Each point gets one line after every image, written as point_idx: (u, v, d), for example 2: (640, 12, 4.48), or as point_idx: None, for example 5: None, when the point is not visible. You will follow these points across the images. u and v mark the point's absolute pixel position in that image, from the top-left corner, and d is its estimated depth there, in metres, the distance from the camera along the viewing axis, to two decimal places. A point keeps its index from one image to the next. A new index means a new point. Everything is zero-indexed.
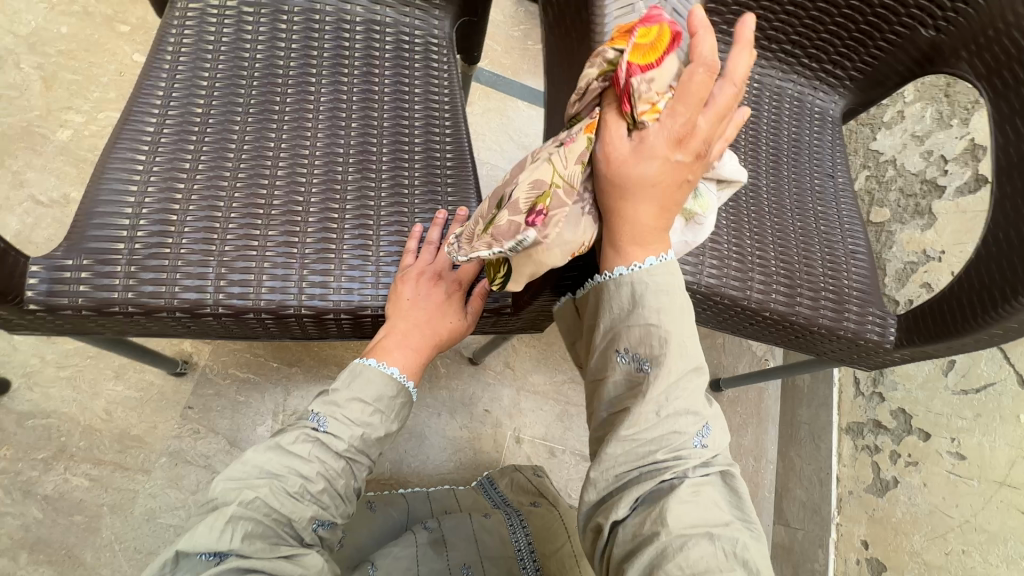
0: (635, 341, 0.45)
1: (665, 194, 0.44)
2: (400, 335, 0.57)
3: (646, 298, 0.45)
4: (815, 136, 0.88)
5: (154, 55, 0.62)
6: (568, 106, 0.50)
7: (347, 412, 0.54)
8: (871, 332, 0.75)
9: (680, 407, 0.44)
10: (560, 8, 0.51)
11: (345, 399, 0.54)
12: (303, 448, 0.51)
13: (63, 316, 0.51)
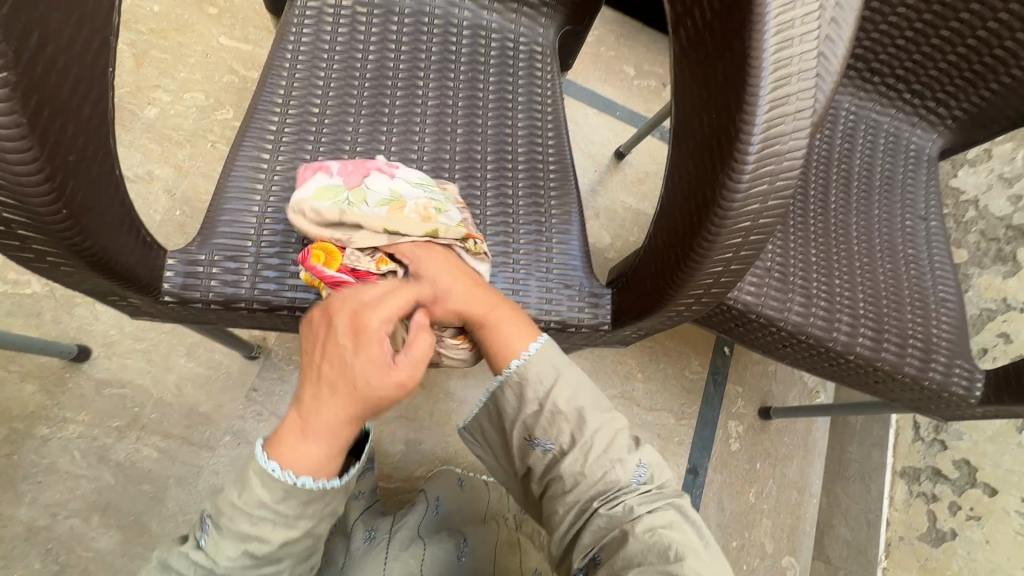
0: (534, 419, 0.49)
1: (465, 279, 0.52)
2: (308, 413, 0.43)
3: (527, 381, 0.49)
4: (909, 174, 0.85)
5: (275, 54, 0.64)
6: (695, 136, 0.50)
7: (232, 520, 0.40)
8: (957, 386, 0.73)
9: (603, 453, 0.47)
10: (700, 30, 0.49)
11: (227, 504, 0.41)
12: (182, 561, 0.40)
13: (194, 308, 0.53)
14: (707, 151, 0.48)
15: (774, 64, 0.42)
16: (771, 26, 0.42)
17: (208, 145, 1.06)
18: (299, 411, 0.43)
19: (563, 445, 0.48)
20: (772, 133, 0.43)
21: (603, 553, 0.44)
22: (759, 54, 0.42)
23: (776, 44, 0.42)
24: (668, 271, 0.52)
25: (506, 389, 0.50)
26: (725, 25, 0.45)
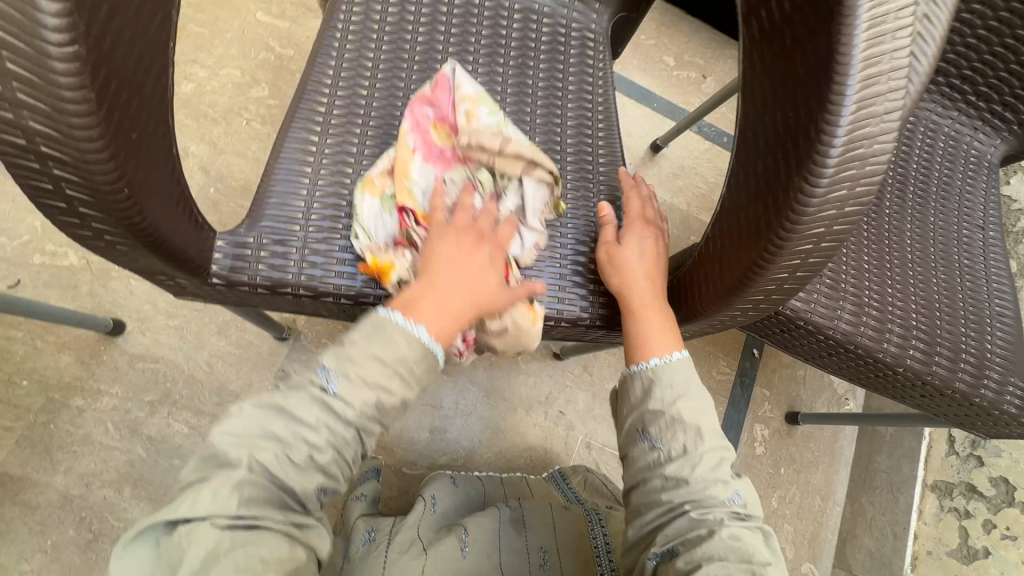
0: (657, 428, 0.52)
1: (651, 270, 0.57)
2: (439, 295, 0.48)
3: (656, 390, 0.53)
4: (968, 180, 0.82)
5: (324, 32, 0.63)
6: (764, 134, 0.48)
7: (364, 372, 0.44)
8: (1009, 404, 0.70)
9: (711, 474, 0.50)
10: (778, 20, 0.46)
11: (362, 355, 0.45)
12: (310, 413, 0.43)
13: (241, 291, 0.53)
14: (779, 151, 0.45)
15: (865, 59, 0.39)
16: (863, 17, 0.39)
17: (242, 123, 1.05)
18: (422, 288, 0.49)
19: (678, 449, 0.51)
20: (858, 134, 0.40)
21: (681, 544, 0.47)
22: (849, 50, 0.39)
23: (867, 37, 0.39)
24: (727, 275, 0.50)
25: (635, 381, 0.55)
26: (808, 17, 0.43)
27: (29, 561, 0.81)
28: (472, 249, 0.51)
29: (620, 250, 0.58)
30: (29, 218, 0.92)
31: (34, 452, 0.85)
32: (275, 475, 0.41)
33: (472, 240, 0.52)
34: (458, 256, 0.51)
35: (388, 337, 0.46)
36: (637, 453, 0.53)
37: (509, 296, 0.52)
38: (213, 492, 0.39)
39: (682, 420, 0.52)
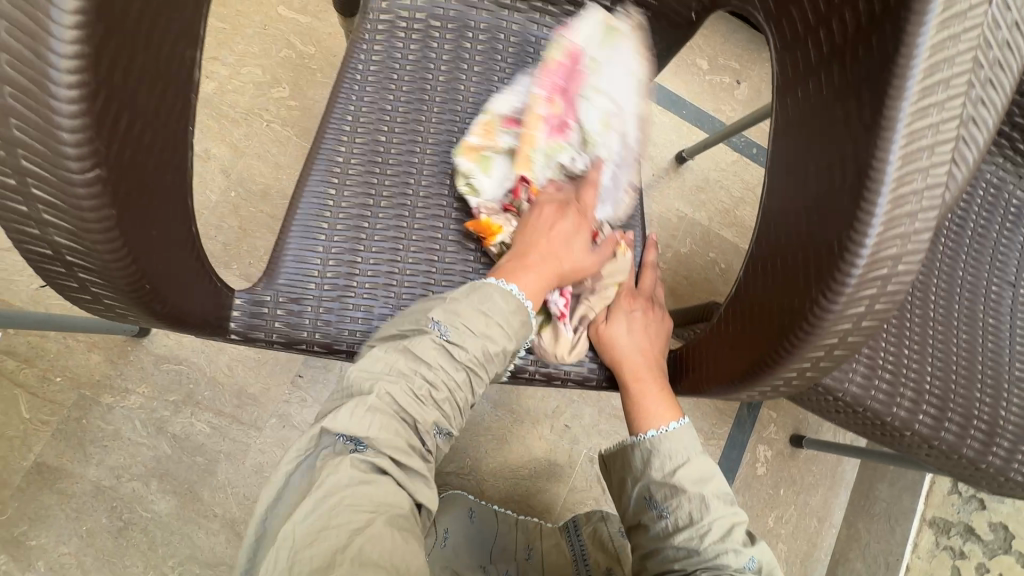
0: (665, 492, 0.53)
1: (648, 342, 0.58)
2: (562, 265, 0.54)
3: (660, 458, 0.54)
4: (1004, 233, 0.78)
5: (345, 71, 0.61)
6: (795, 231, 0.47)
7: (472, 324, 0.48)
8: (1015, 472, 0.70)
9: (722, 534, 0.51)
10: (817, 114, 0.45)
11: (466, 310, 0.49)
12: (429, 354, 0.47)
13: (257, 344, 0.54)
14: (802, 256, 0.45)
15: (896, 174, 0.39)
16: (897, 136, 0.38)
17: (263, 125, 1.05)
18: (530, 256, 0.54)
19: (686, 522, 0.52)
20: (880, 249, 0.40)
21: None
22: (881, 168, 0.39)
23: (900, 156, 0.39)
24: (737, 359, 0.50)
25: (636, 450, 0.56)
26: (854, 119, 0.42)
27: (66, 544, 0.88)
28: (555, 216, 0.56)
29: (616, 326, 0.58)
30: None
31: (68, 444, 0.91)
32: (399, 403, 0.45)
33: (573, 214, 0.57)
34: (574, 241, 0.55)
35: (488, 299, 0.50)
36: (646, 524, 0.55)
37: (595, 261, 0.57)
38: (353, 416, 0.44)
39: (687, 490, 0.53)
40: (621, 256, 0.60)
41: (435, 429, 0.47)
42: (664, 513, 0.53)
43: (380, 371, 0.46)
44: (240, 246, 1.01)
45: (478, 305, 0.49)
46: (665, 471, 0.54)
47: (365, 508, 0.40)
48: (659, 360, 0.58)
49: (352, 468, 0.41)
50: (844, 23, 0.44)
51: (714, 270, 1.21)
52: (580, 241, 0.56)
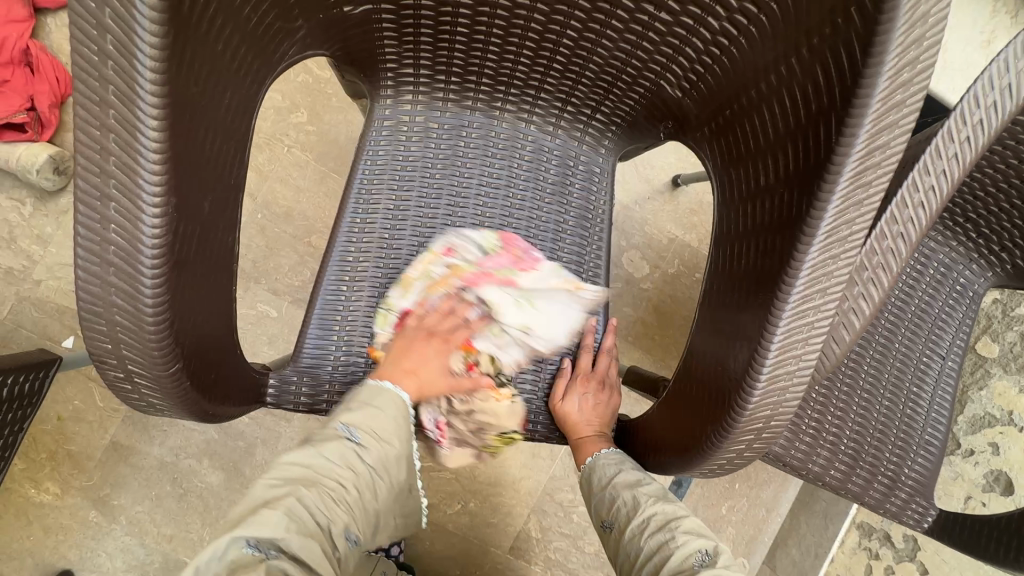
0: (608, 503, 0.64)
1: (597, 410, 0.71)
2: (421, 385, 0.63)
3: (598, 478, 0.66)
4: (947, 308, 0.86)
5: (356, 171, 0.70)
6: (713, 369, 0.58)
7: (376, 425, 0.57)
8: (908, 516, 0.84)
9: (660, 525, 0.60)
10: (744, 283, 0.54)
11: (364, 424, 0.57)
12: (338, 454, 0.54)
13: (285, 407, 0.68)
14: (715, 389, 0.56)
15: (777, 351, 0.49)
16: (782, 325, 0.48)
17: (284, 149, 1.14)
18: (392, 369, 0.63)
19: (632, 526, 0.61)
20: (762, 402, 0.51)
21: None
22: (767, 347, 0.49)
23: (783, 338, 0.49)
24: (658, 446, 0.64)
25: (584, 478, 0.68)
26: (757, 296, 0.51)
27: (140, 505, 1.11)
28: (423, 339, 0.65)
29: (570, 396, 0.71)
30: None
31: (135, 427, 1.11)
32: (314, 514, 0.50)
33: (436, 341, 0.65)
34: (433, 364, 0.64)
35: (375, 440, 0.56)
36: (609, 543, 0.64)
37: (450, 377, 0.65)
38: (262, 522, 0.47)
39: (620, 493, 0.63)
40: (497, 392, 0.69)
41: (348, 536, 0.52)
42: (614, 522, 0.63)
43: (285, 488, 0.50)
44: (267, 263, 1.14)
45: (370, 412, 0.57)
46: (603, 482, 0.65)
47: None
48: (608, 428, 0.71)
49: (265, 572, 0.44)
50: (766, 208, 0.52)
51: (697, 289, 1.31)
52: (440, 364, 0.65)
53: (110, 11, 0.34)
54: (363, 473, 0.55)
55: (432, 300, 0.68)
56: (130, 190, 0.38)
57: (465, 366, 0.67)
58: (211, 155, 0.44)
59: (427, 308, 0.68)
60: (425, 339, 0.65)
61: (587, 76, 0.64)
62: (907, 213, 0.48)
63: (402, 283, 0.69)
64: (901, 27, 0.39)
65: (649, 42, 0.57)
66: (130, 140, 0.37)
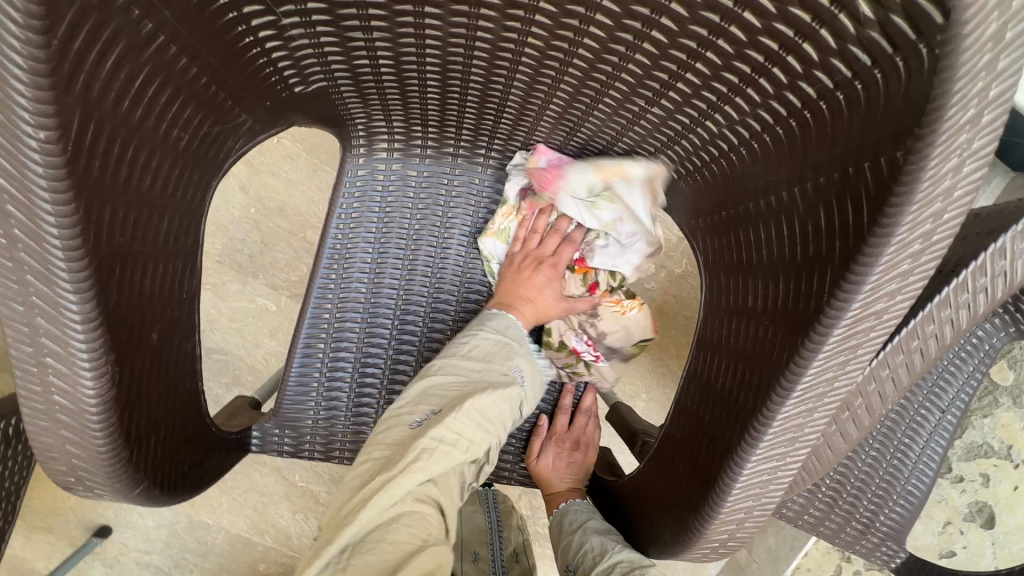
0: (578, 549, 0.58)
1: (574, 470, 0.69)
2: (540, 313, 0.62)
3: (572, 518, 0.62)
4: (956, 360, 0.82)
5: (331, 219, 0.66)
6: (677, 463, 0.56)
7: (492, 342, 0.56)
8: (877, 556, 0.86)
9: (628, 564, 0.53)
10: (719, 396, 0.51)
11: (494, 340, 0.56)
12: (501, 364, 0.55)
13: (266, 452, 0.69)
14: (676, 489, 0.55)
15: (741, 485, 0.46)
16: (750, 463, 0.45)
17: (275, 140, 1.08)
18: (507, 290, 0.61)
19: (594, 571, 0.55)
20: (721, 526, 0.49)
21: None
22: (731, 480, 0.46)
23: (751, 474, 0.46)
24: (620, 514, 0.65)
25: (563, 519, 0.63)
26: (728, 422, 0.49)
27: None
28: (530, 279, 0.61)
29: (546, 459, 0.69)
30: None
31: None
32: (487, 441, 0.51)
33: (546, 267, 0.62)
34: (550, 291, 0.62)
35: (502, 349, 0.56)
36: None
37: (553, 298, 0.62)
38: (459, 429, 0.49)
39: (590, 537, 0.59)
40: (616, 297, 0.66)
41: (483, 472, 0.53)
42: (580, 567, 0.57)
43: (444, 437, 0.48)
44: (264, 258, 1.13)
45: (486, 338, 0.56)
46: (575, 526, 0.62)
47: (420, 531, 0.46)
48: (582, 482, 0.71)
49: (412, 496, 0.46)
50: (751, 332, 0.48)
51: None
52: (556, 289, 0.62)
53: (8, 197, 0.31)
54: (516, 396, 0.53)
55: (541, 224, 0.63)
56: (65, 359, 0.37)
57: (585, 288, 0.65)
58: (152, 285, 0.42)
59: (527, 228, 0.64)
60: (552, 274, 0.62)
61: (577, 138, 0.57)
62: (899, 358, 0.43)
63: (495, 232, 0.65)
64: (919, 202, 0.33)
65: (644, 126, 0.49)
66: (57, 316, 0.35)
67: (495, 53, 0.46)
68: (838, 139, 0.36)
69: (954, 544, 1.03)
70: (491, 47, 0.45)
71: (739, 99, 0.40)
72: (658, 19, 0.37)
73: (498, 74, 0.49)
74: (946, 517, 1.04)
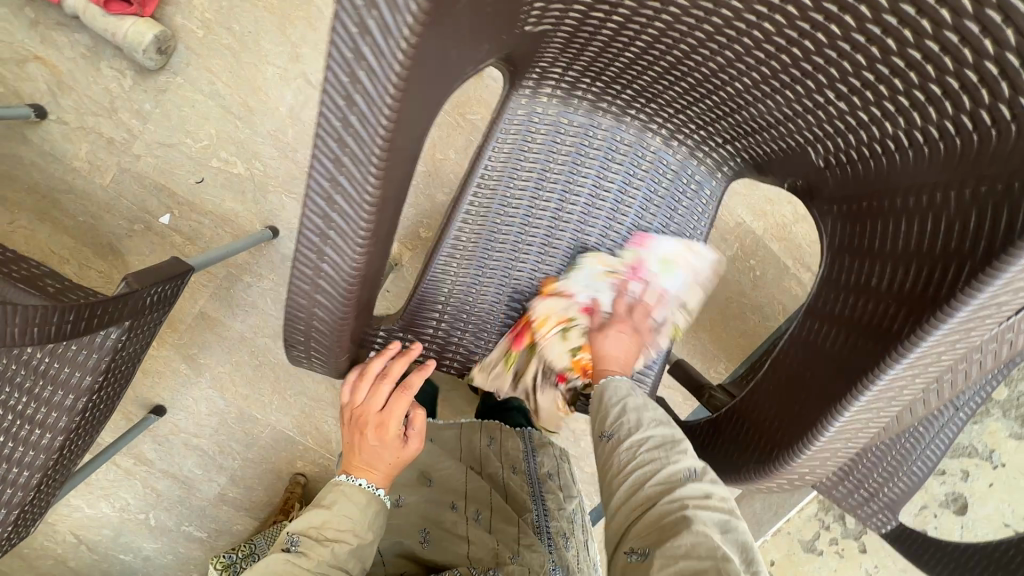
0: (616, 424, 0.65)
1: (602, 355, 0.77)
2: (386, 470, 0.70)
3: (607, 386, 0.69)
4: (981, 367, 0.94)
5: (484, 148, 0.74)
6: (768, 409, 0.66)
7: (309, 524, 0.67)
8: (873, 521, 0.99)
9: (664, 435, 0.63)
10: (820, 353, 0.61)
11: (315, 523, 0.67)
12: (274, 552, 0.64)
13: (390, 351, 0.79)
14: (768, 430, 0.65)
15: (837, 429, 0.57)
16: (848, 412, 0.55)
17: None
18: (355, 463, 0.69)
19: (634, 438, 0.63)
20: (806, 460, 0.60)
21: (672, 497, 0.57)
22: (828, 424, 0.57)
23: (846, 420, 0.56)
24: (698, 450, 0.75)
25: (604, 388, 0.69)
26: (830, 379, 0.59)
27: (222, 366, 1.29)
28: (366, 445, 0.68)
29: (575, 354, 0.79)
30: (208, 127, 1.10)
31: (222, 303, 1.25)
32: None
33: (373, 430, 0.68)
34: (385, 451, 0.68)
35: (339, 541, 0.66)
36: (605, 453, 0.64)
37: (401, 448, 0.69)
38: None
39: (629, 409, 0.65)
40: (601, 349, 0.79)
41: None
42: (615, 434, 0.64)
43: None
44: None
45: (327, 522, 0.67)
46: (614, 398, 0.67)
47: None
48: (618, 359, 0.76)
49: None
50: (867, 307, 0.57)
51: (748, 275, 1.36)
52: (389, 445, 0.69)
53: (360, 87, 0.37)
54: (282, 557, 0.63)
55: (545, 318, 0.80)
56: (347, 238, 0.43)
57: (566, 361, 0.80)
58: (399, 183, 0.49)
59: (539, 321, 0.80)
60: (379, 442, 0.68)
61: (737, 114, 0.65)
62: (993, 345, 0.52)
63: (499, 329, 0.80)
64: None
65: (824, 115, 0.58)
66: (353, 194, 0.41)
67: (721, 29, 0.55)
68: (1012, 155, 0.44)
69: (927, 526, 1.18)
70: (731, 14, 0.53)
71: (944, 104, 0.48)
72: (900, 29, 0.46)
73: (717, 39, 0.56)
74: (924, 502, 1.19)
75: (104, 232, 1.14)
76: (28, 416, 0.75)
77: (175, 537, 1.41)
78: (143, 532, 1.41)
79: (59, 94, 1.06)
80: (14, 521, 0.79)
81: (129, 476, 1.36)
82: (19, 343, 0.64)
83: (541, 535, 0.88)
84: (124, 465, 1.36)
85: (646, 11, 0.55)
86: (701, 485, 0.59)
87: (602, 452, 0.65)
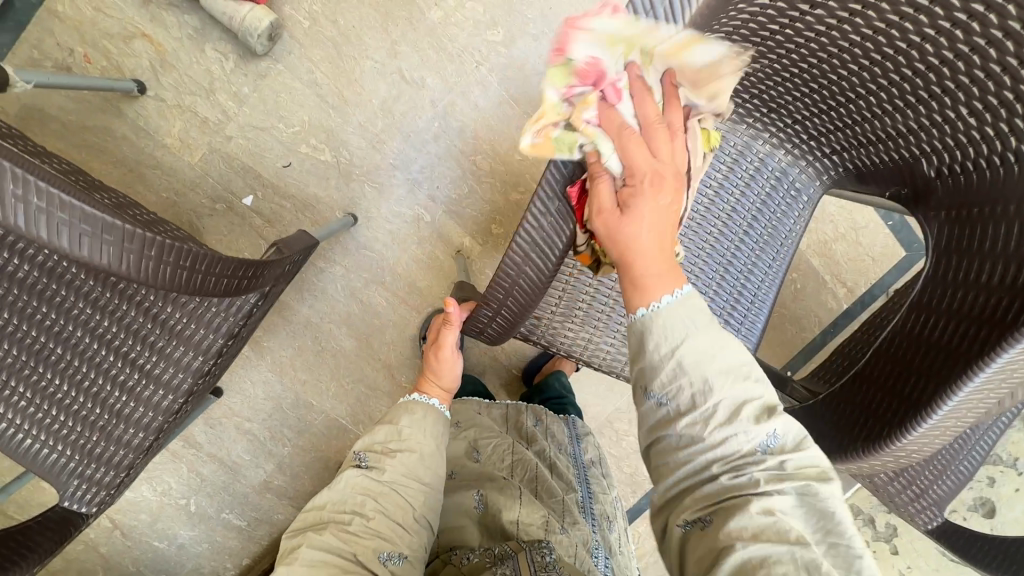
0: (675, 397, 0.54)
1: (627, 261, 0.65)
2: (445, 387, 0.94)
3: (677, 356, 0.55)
4: None
5: None
6: (874, 397, 0.73)
7: (375, 446, 0.82)
8: (922, 518, 1.05)
9: (715, 380, 0.54)
10: (927, 344, 0.69)
11: (381, 449, 0.81)
12: (350, 474, 0.79)
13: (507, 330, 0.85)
14: (874, 415, 0.71)
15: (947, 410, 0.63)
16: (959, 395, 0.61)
17: (473, 65, 1.16)
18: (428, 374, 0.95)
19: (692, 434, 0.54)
20: (911, 441, 0.66)
21: (759, 497, 0.51)
22: (939, 404, 0.63)
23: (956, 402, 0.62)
24: None
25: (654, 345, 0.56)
26: (939, 366, 0.65)
27: (284, 350, 1.30)
28: (436, 360, 0.94)
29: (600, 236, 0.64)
30: (302, 113, 1.14)
31: (292, 287, 1.26)
32: (341, 538, 0.72)
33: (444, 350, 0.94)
34: (450, 369, 0.95)
35: (409, 454, 0.81)
36: (658, 426, 0.56)
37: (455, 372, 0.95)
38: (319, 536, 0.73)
39: (685, 397, 0.54)
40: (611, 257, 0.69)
41: (383, 551, 0.72)
42: (667, 401, 0.55)
43: (322, 545, 0.71)
44: (433, 170, 1.19)
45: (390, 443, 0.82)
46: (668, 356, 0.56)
47: None
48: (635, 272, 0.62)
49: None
50: (977, 300, 0.64)
51: (788, 288, 1.45)
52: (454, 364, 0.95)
53: None
54: (355, 476, 0.78)
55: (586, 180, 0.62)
56: None
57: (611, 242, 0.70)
58: None
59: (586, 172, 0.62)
60: (443, 360, 0.94)
61: (850, 128, 0.73)
62: None
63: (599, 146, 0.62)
64: None
65: (938, 132, 0.65)
66: None
67: (870, 52, 0.63)
68: None
69: None
70: (883, 41, 0.61)
71: None
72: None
73: (858, 61, 0.64)
74: (955, 506, 1.26)
75: (186, 209, 1.15)
76: (150, 373, 0.77)
77: (213, 524, 1.38)
78: (181, 518, 1.38)
79: (161, 72, 1.09)
80: (117, 483, 0.80)
81: (175, 459, 1.35)
82: (177, 289, 0.59)
83: (586, 514, 0.92)
84: (171, 447, 1.34)
85: (814, 30, 0.63)
86: (774, 459, 0.53)
87: (663, 421, 0.56)
